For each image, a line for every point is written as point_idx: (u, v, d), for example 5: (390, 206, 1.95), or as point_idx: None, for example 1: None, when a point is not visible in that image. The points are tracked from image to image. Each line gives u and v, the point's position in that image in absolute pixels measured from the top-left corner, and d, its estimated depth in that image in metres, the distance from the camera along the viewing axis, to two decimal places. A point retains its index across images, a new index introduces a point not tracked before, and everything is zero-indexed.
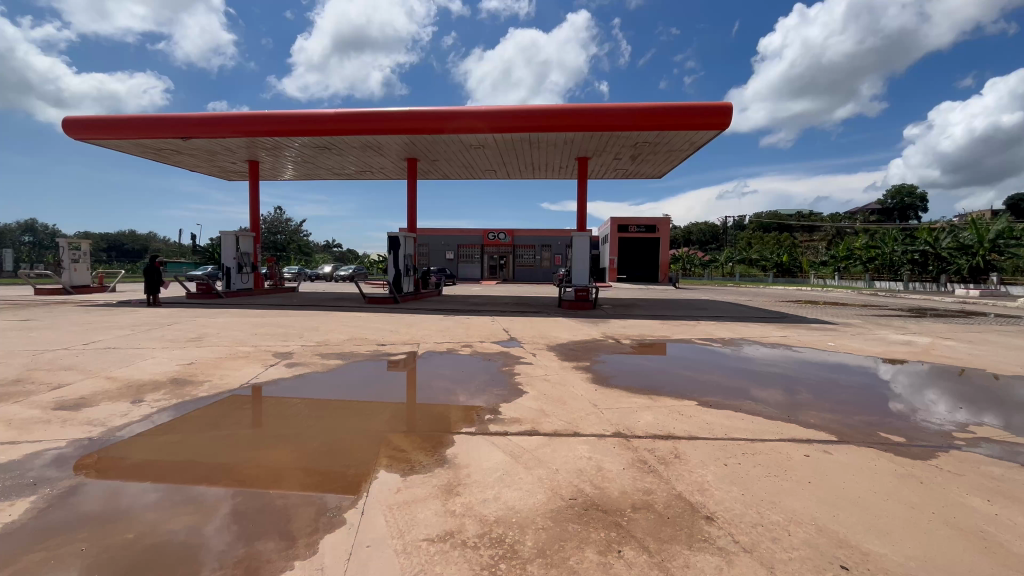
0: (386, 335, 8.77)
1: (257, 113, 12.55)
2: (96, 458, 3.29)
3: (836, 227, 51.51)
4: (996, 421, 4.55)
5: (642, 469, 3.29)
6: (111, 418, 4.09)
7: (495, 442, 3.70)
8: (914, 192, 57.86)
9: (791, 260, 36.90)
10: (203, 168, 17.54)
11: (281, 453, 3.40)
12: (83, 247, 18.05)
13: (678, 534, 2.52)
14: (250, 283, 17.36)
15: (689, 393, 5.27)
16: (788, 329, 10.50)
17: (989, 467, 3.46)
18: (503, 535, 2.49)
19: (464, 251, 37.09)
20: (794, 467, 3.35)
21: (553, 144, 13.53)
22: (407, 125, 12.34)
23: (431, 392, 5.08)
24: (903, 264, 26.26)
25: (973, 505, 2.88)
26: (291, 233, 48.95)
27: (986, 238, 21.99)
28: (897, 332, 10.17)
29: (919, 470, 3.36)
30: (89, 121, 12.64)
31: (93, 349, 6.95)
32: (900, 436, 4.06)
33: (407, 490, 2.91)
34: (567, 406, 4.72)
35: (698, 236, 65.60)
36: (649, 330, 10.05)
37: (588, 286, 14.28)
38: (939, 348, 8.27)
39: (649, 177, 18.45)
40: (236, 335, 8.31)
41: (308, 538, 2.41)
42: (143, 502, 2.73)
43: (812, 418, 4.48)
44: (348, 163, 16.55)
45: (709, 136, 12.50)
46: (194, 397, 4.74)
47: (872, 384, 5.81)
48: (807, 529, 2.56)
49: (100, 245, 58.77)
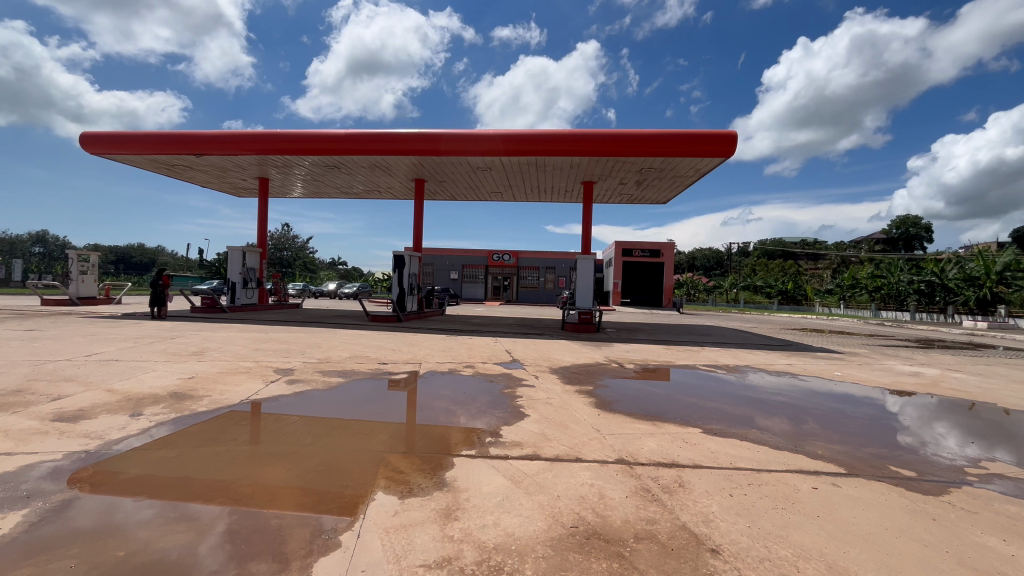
0: (388, 354, 8.74)
1: (270, 134, 12.83)
2: (91, 472, 3.25)
3: (841, 257, 51.56)
4: (1008, 457, 4.43)
5: (645, 498, 3.22)
6: (109, 431, 4.06)
7: (495, 466, 3.64)
8: (920, 223, 58.31)
9: (795, 288, 36.94)
10: (215, 185, 17.91)
11: (278, 472, 3.35)
12: (91, 259, 18.19)
13: (682, 566, 2.45)
14: (254, 299, 17.40)
15: (693, 420, 5.18)
16: (793, 358, 10.37)
17: (1004, 505, 3.36)
18: (502, 563, 2.41)
19: (468, 271, 37.30)
20: (801, 501, 3.26)
21: (558, 167, 13.71)
22: (416, 146, 12.55)
23: (431, 413, 5.01)
24: (909, 294, 26.11)
25: (988, 544, 2.78)
26: (297, 250, 49.46)
27: (993, 270, 21.99)
28: (905, 363, 10.05)
29: (931, 506, 3.27)
30: (103, 136, 12.91)
31: (95, 360, 6.94)
32: (911, 470, 3.96)
33: (404, 514, 2.84)
34: (569, 430, 4.63)
35: (702, 262, 66.14)
36: (652, 355, 9.96)
37: (591, 309, 14.26)
38: (947, 380, 8.17)
39: (654, 203, 18.64)
40: (239, 351, 8.30)
41: (301, 560, 2.35)
42: (137, 518, 2.68)
43: (819, 449, 4.38)
44: (356, 182, 16.79)
45: (714, 164, 12.59)
46: (194, 411, 4.71)
47: (881, 416, 5.69)
48: (816, 565, 2.48)
49: (108, 257, 59.35)
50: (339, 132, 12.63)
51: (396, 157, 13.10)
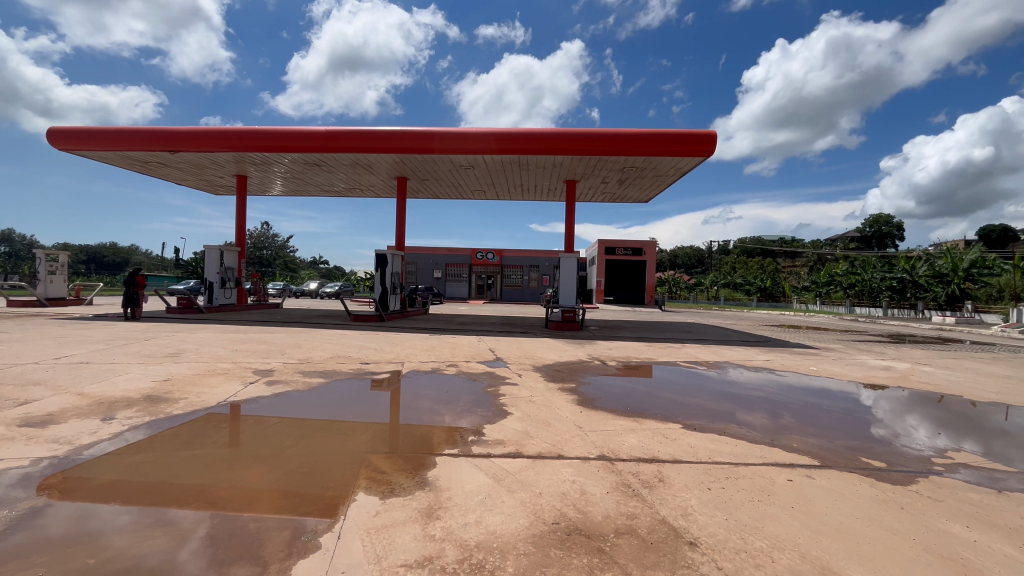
0: (370, 354, 8.66)
1: (249, 129, 12.58)
2: (61, 478, 3.16)
3: (817, 256, 52.83)
4: (975, 448, 4.60)
5: (626, 493, 3.26)
6: (79, 436, 3.93)
7: (478, 465, 3.64)
8: (891, 222, 60.10)
9: (774, 285, 37.78)
10: (190, 182, 17.50)
11: (258, 474, 3.30)
12: (61, 258, 17.60)
13: (662, 560, 2.48)
14: (233, 299, 17.04)
15: (674, 416, 5.26)
16: (772, 354, 10.58)
17: (968, 493, 3.49)
18: (484, 560, 2.42)
19: (452, 270, 37.11)
20: (777, 492, 3.35)
21: (542, 166, 13.77)
22: (399, 144, 12.44)
23: (414, 413, 4.97)
24: (882, 291, 26.83)
25: (952, 531, 2.89)
26: (277, 249, 48.81)
27: (961, 268, 22.64)
28: (877, 358, 10.33)
29: (899, 495, 3.38)
30: (69, 131, 12.50)
31: (63, 363, 6.72)
32: (881, 461, 4.09)
33: (386, 514, 2.83)
34: (552, 427, 4.67)
35: (683, 260, 67.01)
36: (634, 352, 10.10)
37: (574, 307, 14.32)
38: (917, 373, 8.45)
39: (636, 202, 18.90)
40: (217, 351, 8.14)
41: (281, 563, 2.32)
42: (114, 524, 2.62)
43: (795, 442, 4.49)
44: (338, 180, 16.57)
45: (694, 163, 12.81)
46: (169, 414, 4.60)
47: (855, 409, 5.87)
48: (790, 556, 2.54)
49: (79, 256, 57.57)
50: (321, 129, 12.43)
51: (378, 155, 12.99)
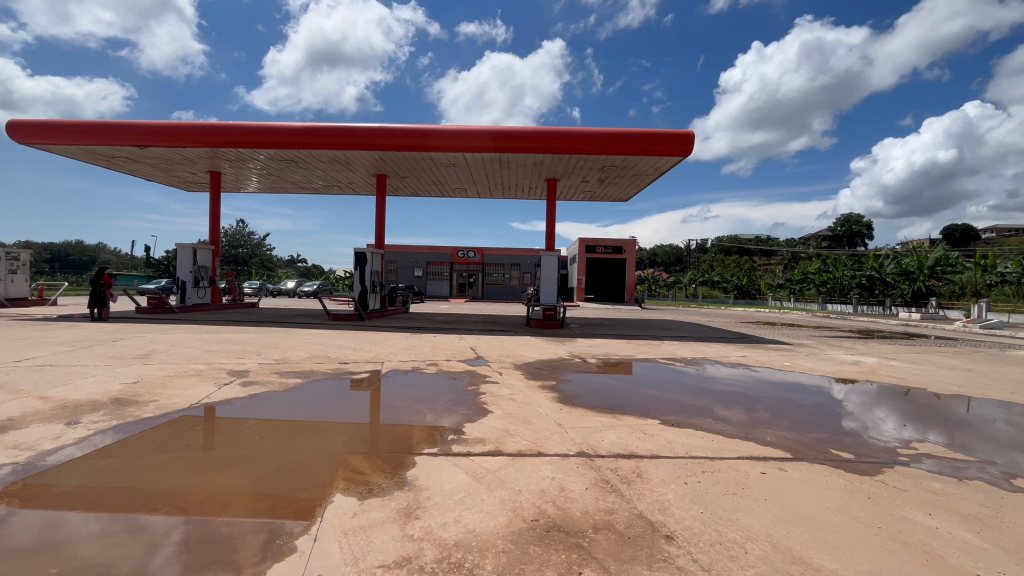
0: (349, 353, 8.54)
1: (223, 124, 12.26)
2: (23, 486, 3.03)
3: (791, 253, 54.25)
4: (939, 439, 4.78)
5: (604, 489, 3.30)
6: (41, 441, 3.78)
7: (457, 464, 3.62)
8: (861, 222, 62.08)
9: (750, 282, 38.66)
10: (161, 179, 16.97)
11: (232, 478, 3.22)
12: (23, 256, 16.84)
13: (639, 554, 2.51)
14: (206, 298, 16.59)
15: (652, 412, 5.33)
16: (747, 350, 10.81)
17: (931, 482, 3.63)
18: (463, 560, 2.41)
19: (432, 269, 36.89)
20: (751, 485, 3.43)
21: (523, 165, 13.78)
22: (377, 141, 12.29)
23: (394, 412, 4.93)
24: (852, 288, 27.74)
25: (916, 518, 3.01)
26: (252, 246, 47.76)
27: (926, 265, 23.67)
28: (847, 353, 10.67)
29: (867, 486, 3.50)
30: (29, 124, 11.98)
31: (24, 366, 6.45)
32: (849, 452, 4.22)
33: (364, 515, 2.80)
34: (532, 425, 4.69)
35: (662, 258, 67.99)
36: (614, 349, 10.20)
37: (555, 305, 14.39)
38: (885, 368, 8.75)
39: (615, 201, 19.09)
40: (189, 352, 7.92)
41: (255, 567, 2.28)
42: (80, 532, 2.53)
43: (769, 436, 4.60)
44: (316, 177, 16.29)
45: (673, 163, 12.99)
46: (138, 417, 4.46)
47: (825, 403, 6.05)
48: (763, 546, 2.60)
49: (42, 255, 55.33)
50: (297, 124, 12.18)
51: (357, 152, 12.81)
